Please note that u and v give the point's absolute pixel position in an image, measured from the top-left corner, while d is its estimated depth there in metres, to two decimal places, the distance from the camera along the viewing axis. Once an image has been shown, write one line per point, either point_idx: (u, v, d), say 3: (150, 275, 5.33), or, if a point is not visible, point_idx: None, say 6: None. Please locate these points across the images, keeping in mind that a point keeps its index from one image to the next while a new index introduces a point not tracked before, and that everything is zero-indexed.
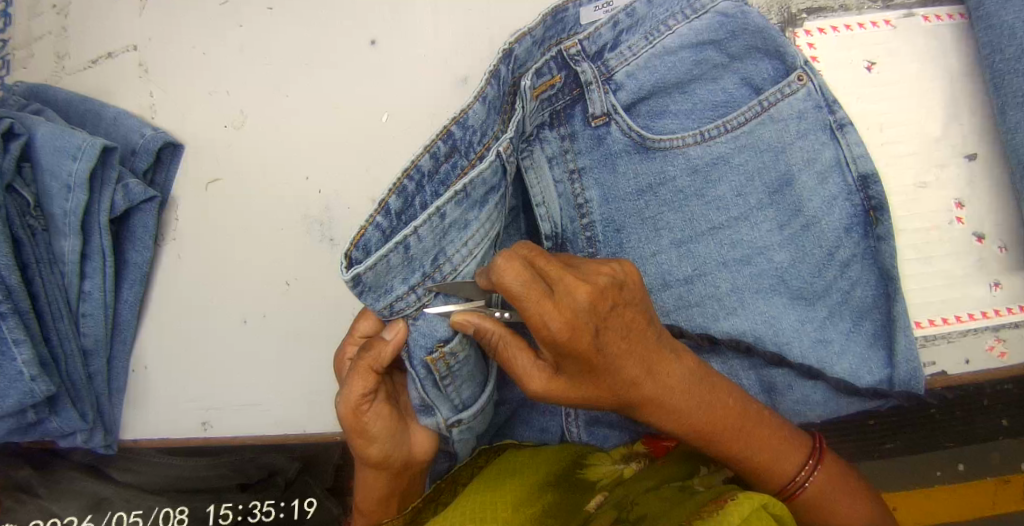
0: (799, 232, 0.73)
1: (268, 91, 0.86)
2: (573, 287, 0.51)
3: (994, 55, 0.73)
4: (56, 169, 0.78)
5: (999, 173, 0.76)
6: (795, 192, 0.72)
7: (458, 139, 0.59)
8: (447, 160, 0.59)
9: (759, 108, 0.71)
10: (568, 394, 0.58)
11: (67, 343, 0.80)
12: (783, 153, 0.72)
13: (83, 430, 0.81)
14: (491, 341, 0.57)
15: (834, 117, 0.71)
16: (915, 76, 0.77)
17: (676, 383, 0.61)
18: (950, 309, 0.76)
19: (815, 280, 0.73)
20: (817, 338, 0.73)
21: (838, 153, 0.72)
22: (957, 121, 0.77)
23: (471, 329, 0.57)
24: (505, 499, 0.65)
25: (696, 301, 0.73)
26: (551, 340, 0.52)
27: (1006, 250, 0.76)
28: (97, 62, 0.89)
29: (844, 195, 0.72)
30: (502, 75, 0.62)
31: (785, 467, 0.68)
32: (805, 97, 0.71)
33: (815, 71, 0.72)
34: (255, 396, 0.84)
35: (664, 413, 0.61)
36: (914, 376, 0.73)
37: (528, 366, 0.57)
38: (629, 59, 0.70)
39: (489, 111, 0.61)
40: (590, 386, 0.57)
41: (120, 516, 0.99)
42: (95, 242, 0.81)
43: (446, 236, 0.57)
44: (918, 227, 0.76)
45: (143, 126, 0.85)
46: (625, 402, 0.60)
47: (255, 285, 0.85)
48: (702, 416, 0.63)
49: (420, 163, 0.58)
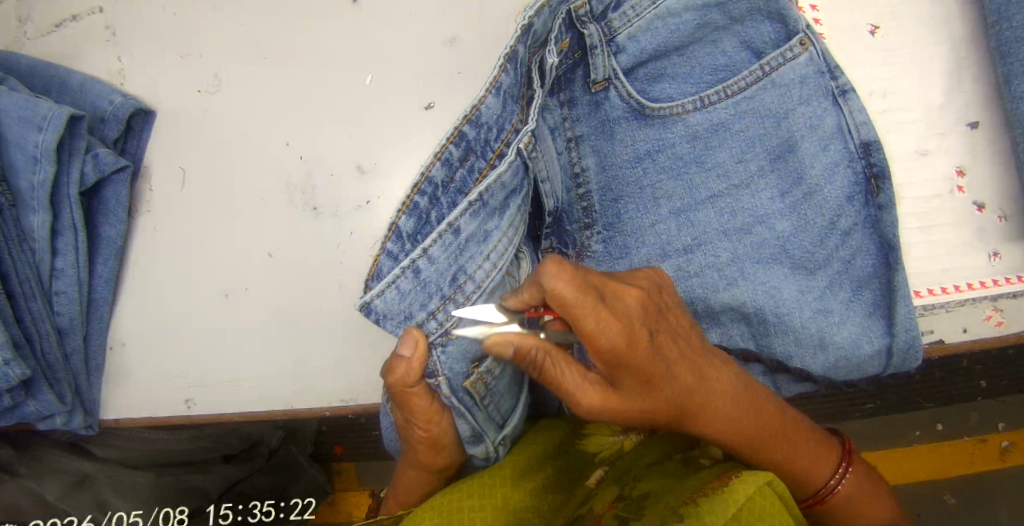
0: (801, 200, 0.71)
1: (245, 53, 0.82)
2: (621, 293, 0.50)
3: (1002, 23, 0.71)
4: (20, 140, 0.74)
5: (1000, 140, 0.74)
6: (797, 158, 0.70)
7: (472, 139, 0.59)
8: (463, 164, 0.60)
9: (761, 72, 0.69)
10: (624, 408, 0.54)
11: (41, 323, 0.78)
12: (786, 118, 0.70)
13: (62, 412, 0.79)
14: (536, 358, 0.53)
15: (836, 83, 0.69)
16: (919, 39, 0.74)
17: (722, 387, 0.60)
18: (949, 279, 0.74)
19: (817, 250, 0.71)
20: (816, 307, 0.71)
21: (840, 120, 0.69)
22: (960, 89, 0.74)
23: (511, 350, 0.52)
24: (504, 473, 0.64)
25: (696, 271, 0.72)
26: (609, 351, 0.49)
27: (1005, 220, 0.74)
28: (60, 26, 0.84)
29: (845, 162, 0.70)
30: (519, 55, 0.59)
31: (820, 471, 0.68)
32: (807, 62, 0.68)
33: (818, 35, 0.68)
34: (240, 372, 0.81)
35: (715, 421, 0.60)
36: (913, 345, 0.71)
37: (578, 380, 0.53)
38: (631, 20, 0.67)
39: (506, 102, 0.60)
40: (647, 398, 0.54)
41: (120, 516, 0.95)
42: (66, 216, 0.78)
43: (464, 253, 0.57)
44: (919, 196, 0.74)
45: (113, 93, 0.80)
46: (677, 414, 0.58)
47: (237, 256, 0.81)
48: (757, 422, 0.63)
49: (433, 174, 0.58)
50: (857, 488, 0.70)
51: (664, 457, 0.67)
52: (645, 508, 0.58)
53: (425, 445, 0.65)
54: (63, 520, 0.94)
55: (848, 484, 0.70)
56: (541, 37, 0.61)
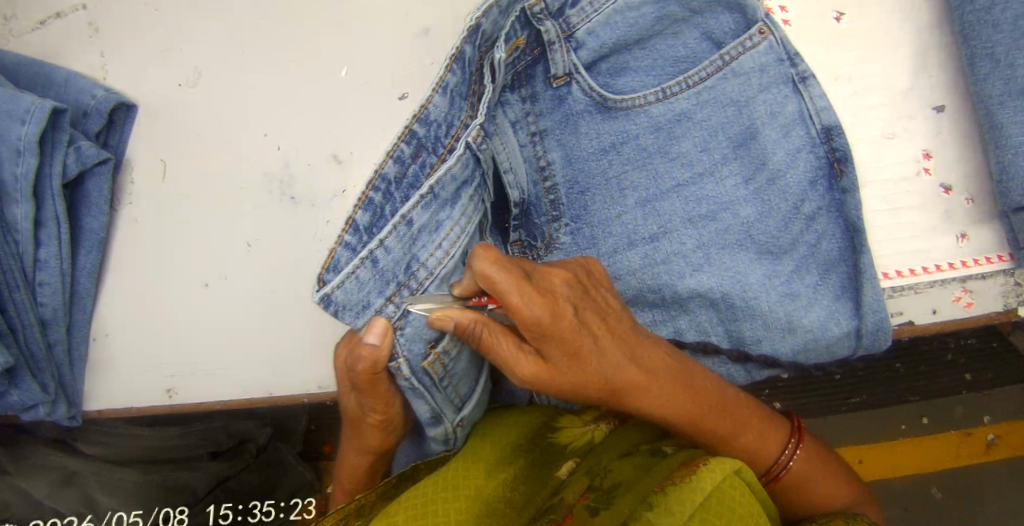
0: (764, 185, 0.72)
1: (224, 47, 0.83)
2: (547, 274, 0.53)
3: (964, 7, 0.72)
4: (4, 133, 0.75)
5: (966, 123, 0.76)
6: (759, 145, 0.72)
7: (422, 137, 0.61)
8: (415, 160, 0.61)
9: (721, 62, 0.70)
10: (555, 384, 0.55)
11: (24, 314, 0.79)
12: (747, 106, 0.71)
13: (46, 402, 0.79)
14: (475, 332, 0.53)
15: (796, 70, 0.70)
16: (885, 25, 0.76)
17: (658, 368, 0.61)
18: (916, 261, 0.76)
19: (782, 235, 0.72)
20: (783, 290, 0.72)
21: (801, 107, 0.70)
22: (926, 73, 0.76)
23: (451, 325, 0.52)
24: (478, 465, 0.65)
25: (662, 259, 0.73)
26: (534, 326, 0.50)
27: (972, 202, 0.76)
28: (45, 23, 0.86)
29: (807, 147, 0.71)
30: (467, 55, 0.61)
31: (770, 448, 0.71)
32: (766, 51, 0.70)
33: (776, 23, 0.69)
34: (220, 360, 0.82)
35: (652, 399, 0.60)
36: (881, 326, 0.72)
37: (515, 358, 0.53)
38: (590, 16, 0.68)
39: (451, 100, 0.62)
40: (581, 372, 0.54)
41: (120, 516, 0.95)
42: (49, 208, 0.79)
43: (416, 242, 0.58)
44: (887, 179, 0.75)
45: (96, 87, 0.81)
46: (612, 391, 0.58)
47: (216, 245, 0.82)
48: (694, 405, 0.64)
49: (384, 170, 0.59)
50: (809, 467, 0.73)
51: (632, 449, 0.67)
52: (614, 500, 0.58)
53: (375, 427, 0.67)
54: (63, 520, 0.93)
55: (806, 465, 0.73)
56: (491, 40, 0.63)
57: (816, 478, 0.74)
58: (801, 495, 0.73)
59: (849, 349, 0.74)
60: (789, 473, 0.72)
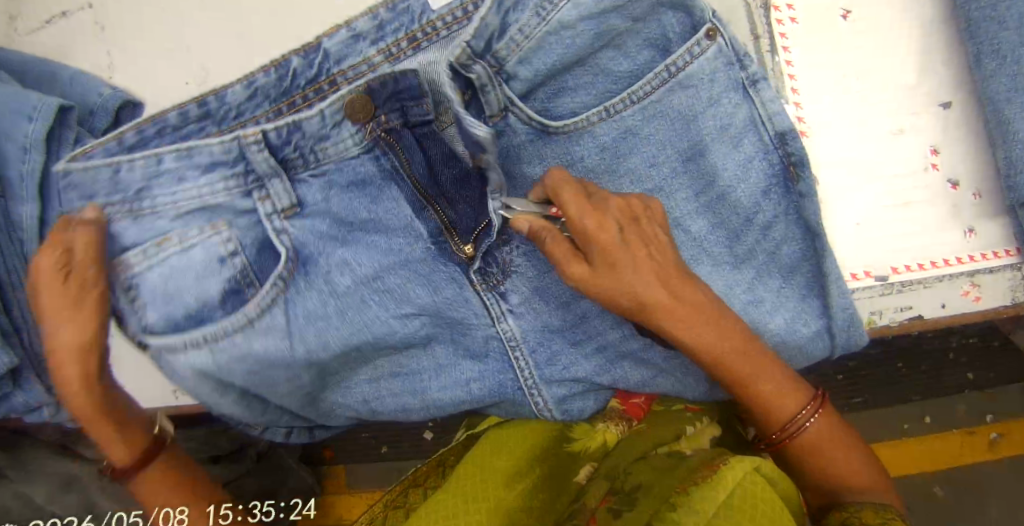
0: (713, 200, 0.74)
1: (229, 46, 0.83)
2: (606, 200, 0.63)
3: (971, 4, 0.73)
4: (9, 131, 0.75)
5: (972, 118, 0.76)
6: (706, 160, 0.73)
7: (215, 107, 0.63)
8: (217, 126, 0.64)
9: (667, 75, 0.69)
10: (594, 291, 0.62)
11: (30, 313, 0.79)
12: (694, 120, 0.71)
13: (51, 403, 0.79)
14: (545, 239, 0.62)
15: (745, 73, 0.70)
16: (891, 22, 0.76)
17: (692, 300, 0.62)
18: (925, 255, 0.76)
19: (735, 244, 0.74)
20: (778, 286, 0.74)
21: (752, 113, 0.71)
22: (932, 69, 0.76)
23: (525, 228, 0.64)
24: (497, 474, 0.70)
25: None
26: (580, 231, 0.61)
27: (979, 197, 0.77)
28: (50, 22, 0.86)
29: (761, 154, 0.72)
30: (320, 82, 0.65)
31: (784, 404, 0.66)
32: (715, 55, 0.69)
33: (724, 25, 0.68)
34: None
35: (678, 325, 0.62)
36: (854, 323, 0.72)
37: (564, 258, 0.62)
38: (519, 45, 0.65)
39: (262, 99, 0.64)
40: (615, 279, 0.61)
41: (121, 515, 0.85)
42: (54, 207, 0.78)
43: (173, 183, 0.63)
44: (895, 174, 0.76)
45: (102, 86, 0.81)
46: (640, 305, 0.62)
47: None
48: (722, 344, 0.64)
49: (185, 112, 0.63)
50: (830, 437, 0.67)
51: (651, 450, 0.68)
52: (635, 502, 0.60)
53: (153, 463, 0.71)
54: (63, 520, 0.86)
55: (825, 430, 0.67)
56: (352, 62, 0.65)
57: (840, 456, 0.67)
58: (826, 475, 0.67)
59: (828, 349, 0.74)
60: (804, 435, 0.67)
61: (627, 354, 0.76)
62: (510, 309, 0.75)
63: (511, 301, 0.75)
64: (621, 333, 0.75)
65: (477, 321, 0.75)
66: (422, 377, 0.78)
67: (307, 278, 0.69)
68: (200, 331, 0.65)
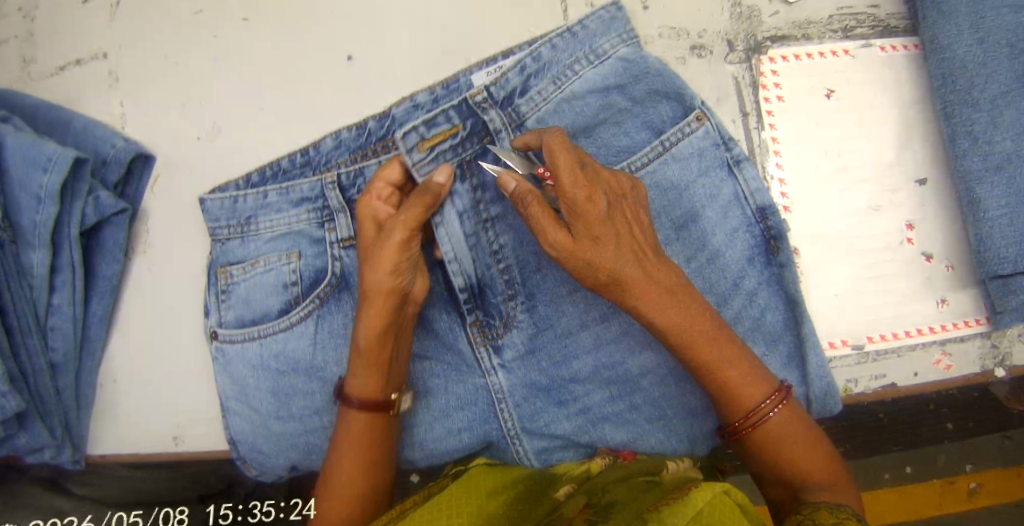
0: (705, 265, 0.75)
1: (241, 103, 0.86)
2: (596, 173, 0.65)
3: (946, 88, 0.76)
4: (25, 181, 0.77)
5: (946, 195, 0.80)
6: (701, 227, 0.75)
7: (311, 156, 0.79)
8: (299, 167, 0.79)
9: (662, 147, 0.74)
10: (570, 259, 0.63)
11: (36, 359, 0.81)
12: (687, 189, 0.74)
13: (53, 446, 0.81)
14: (525, 201, 0.63)
15: (730, 153, 0.75)
16: (873, 103, 0.80)
17: (666, 280, 0.65)
18: (899, 325, 0.80)
19: (725, 312, 0.75)
20: (763, 351, 0.76)
21: (735, 189, 0.75)
22: (909, 147, 0.80)
23: (511, 187, 0.64)
24: (479, 491, 0.68)
25: (614, 340, 0.77)
26: (571, 197, 0.62)
27: (952, 269, 0.80)
28: (64, 69, 0.88)
29: (744, 226, 0.75)
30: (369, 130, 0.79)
31: (749, 393, 0.66)
32: (703, 136, 0.74)
33: (712, 112, 0.75)
34: (191, 414, 0.86)
35: (651, 302, 0.64)
36: (827, 391, 0.76)
37: (545, 224, 0.63)
38: (538, 105, 0.73)
39: (338, 146, 0.79)
40: (595, 248, 0.62)
41: (121, 516, 0.91)
42: (65, 256, 0.81)
43: (259, 209, 0.78)
44: (872, 247, 0.80)
45: (115, 136, 0.84)
46: (616, 280, 0.63)
47: (188, 298, 0.87)
48: (691, 329, 0.65)
49: (278, 163, 0.80)
50: (790, 431, 0.66)
51: (628, 477, 0.70)
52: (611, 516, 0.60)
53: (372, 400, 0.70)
54: None
55: (786, 423, 0.66)
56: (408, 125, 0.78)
57: (792, 447, 0.66)
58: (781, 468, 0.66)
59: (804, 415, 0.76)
60: (767, 426, 0.66)
61: (609, 417, 0.78)
62: (503, 364, 0.77)
63: (502, 356, 0.77)
64: (609, 395, 0.78)
65: (470, 369, 0.78)
66: (417, 432, 0.79)
67: (338, 300, 0.78)
68: (258, 326, 0.78)
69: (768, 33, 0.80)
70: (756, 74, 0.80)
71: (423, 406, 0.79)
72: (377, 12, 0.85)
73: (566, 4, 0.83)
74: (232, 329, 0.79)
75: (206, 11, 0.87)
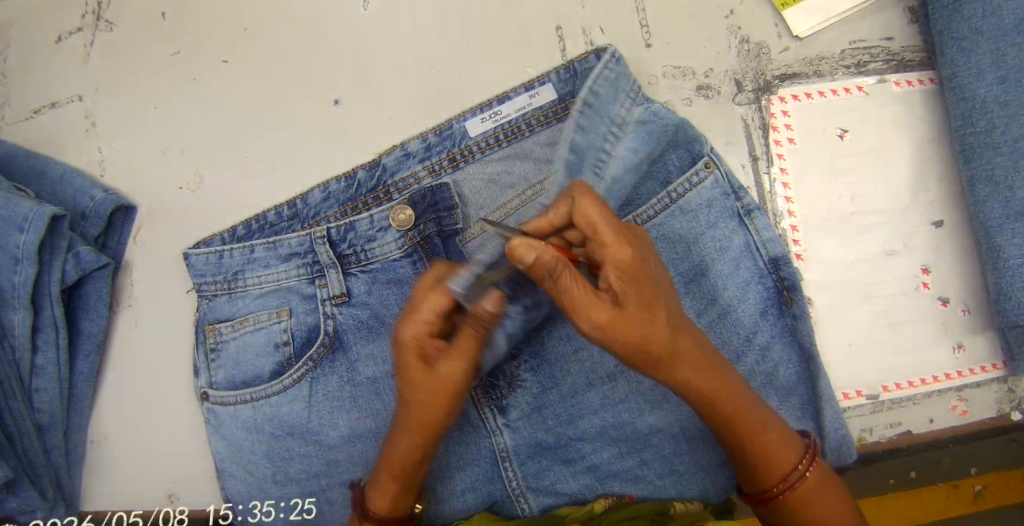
0: (715, 320, 0.72)
1: (224, 151, 0.82)
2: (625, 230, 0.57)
3: (966, 128, 0.73)
4: (3, 240, 0.73)
5: (964, 237, 0.77)
6: (709, 281, 0.72)
7: (301, 208, 0.76)
8: (289, 220, 0.76)
9: (669, 200, 0.71)
10: (619, 337, 0.54)
11: (22, 420, 0.76)
12: (695, 243, 0.72)
13: (43, 508, 0.77)
14: (552, 275, 0.53)
15: (740, 203, 0.72)
16: (888, 142, 0.77)
17: (700, 342, 0.60)
18: (915, 372, 0.77)
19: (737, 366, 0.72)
20: (777, 406, 0.72)
21: (747, 239, 0.72)
22: (926, 189, 0.77)
23: (535, 258, 0.52)
24: None
25: (621, 398, 0.74)
26: (622, 267, 0.54)
27: (969, 313, 0.77)
28: (38, 113, 0.83)
29: (756, 278, 0.72)
30: (362, 182, 0.76)
31: (782, 458, 0.62)
32: (713, 185, 0.71)
33: (721, 158, 0.72)
34: (187, 467, 0.83)
35: (695, 371, 0.59)
36: (844, 446, 0.73)
37: (585, 299, 0.53)
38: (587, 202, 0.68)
39: (329, 199, 0.76)
40: (650, 318, 0.54)
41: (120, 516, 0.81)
42: (47, 314, 0.77)
43: (248, 264, 0.75)
44: (886, 294, 0.77)
45: (94, 187, 0.80)
46: (666, 353, 0.56)
47: (179, 352, 0.83)
48: (733, 393, 0.61)
49: (266, 215, 0.76)
50: (820, 489, 0.62)
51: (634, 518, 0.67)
52: None
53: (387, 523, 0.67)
54: None
55: (822, 483, 0.62)
56: (401, 176, 0.76)
57: (827, 504, 0.62)
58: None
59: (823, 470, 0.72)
60: (803, 488, 0.61)
61: (616, 474, 0.75)
62: (507, 423, 0.75)
63: (507, 416, 0.74)
64: (617, 451, 0.75)
65: (473, 432, 0.75)
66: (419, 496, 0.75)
67: (333, 360, 0.75)
68: (250, 389, 0.75)
69: (777, 71, 0.77)
70: (766, 115, 0.77)
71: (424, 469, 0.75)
72: (367, 54, 0.81)
73: (564, 43, 0.79)
74: (224, 390, 0.75)
75: (188, 53, 0.83)
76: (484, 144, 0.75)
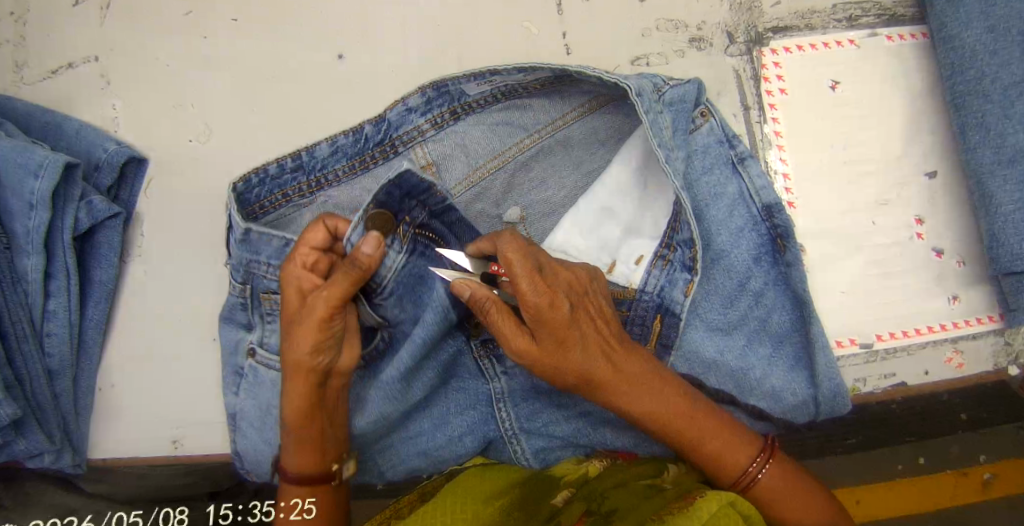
0: (709, 265, 0.74)
1: (234, 105, 0.85)
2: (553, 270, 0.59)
3: (956, 77, 0.74)
4: (17, 187, 0.75)
5: (957, 189, 0.78)
6: (704, 227, 0.73)
7: (304, 160, 0.74)
8: (291, 173, 0.74)
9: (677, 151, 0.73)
10: (539, 365, 0.60)
11: (33, 364, 0.78)
12: (692, 188, 0.73)
13: (51, 452, 0.79)
14: (484, 307, 0.59)
15: (735, 151, 0.73)
16: (881, 94, 0.78)
17: (637, 371, 0.63)
18: (909, 323, 0.78)
19: (731, 312, 0.74)
20: (769, 353, 0.74)
21: (741, 187, 0.73)
22: (918, 140, 0.78)
23: (465, 296, 0.59)
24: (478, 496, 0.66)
25: None
26: (534, 310, 0.57)
27: (963, 264, 0.78)
28: (56, 73, 0.86)
29: (750, 225, 0.73)
30: (366, 133, 0.75)
31: (735, 458, 0.66)
32: (708, 133, 0.73)
33: (717, 109, 0.73)
34: (192, 414, 0.85)
35: (622, 399, 0.63)
36: (837, 393, 0.73)
37: (511, 331, 0.59)
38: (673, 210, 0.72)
39: (335, 150, 0.74)
40: (566, 352, 0.59)
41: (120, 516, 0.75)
42: (59, 261, 0.79)
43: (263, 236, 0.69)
44: (880, 243, 0.77)
45: (107, 140, 0.82)
46: (585, 380, 0.61)
47: (186, 301, 0.86)
48: (668, 408, 0.64)
49: (267, 170, 0.72)
50: (776, 482, 0.67)
51: (627, 480, 0.67)
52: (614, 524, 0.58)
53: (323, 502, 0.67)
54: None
55: (774, 481, 0.66)
56: (403, 129, 0.75)
57: (786, 492, 0.67)
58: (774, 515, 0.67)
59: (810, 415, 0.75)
60: (756, 486, 0.66)
61: (609, 420, 0.77)
62: (505, 371, 0.76)
63: (505, 363, 0.76)
64: None
65: (471, 375, 0.77)
66: (421, 440, 0.77)
67: None
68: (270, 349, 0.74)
69: (769, 24, 0.79)
70: (758, 66, 0.79)
71: (426, 416, 0.77)
72: (370, 11, 0.84)
73: None
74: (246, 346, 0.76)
75: (198, 13, 0.86)
76: (482, 101, 0.76)
